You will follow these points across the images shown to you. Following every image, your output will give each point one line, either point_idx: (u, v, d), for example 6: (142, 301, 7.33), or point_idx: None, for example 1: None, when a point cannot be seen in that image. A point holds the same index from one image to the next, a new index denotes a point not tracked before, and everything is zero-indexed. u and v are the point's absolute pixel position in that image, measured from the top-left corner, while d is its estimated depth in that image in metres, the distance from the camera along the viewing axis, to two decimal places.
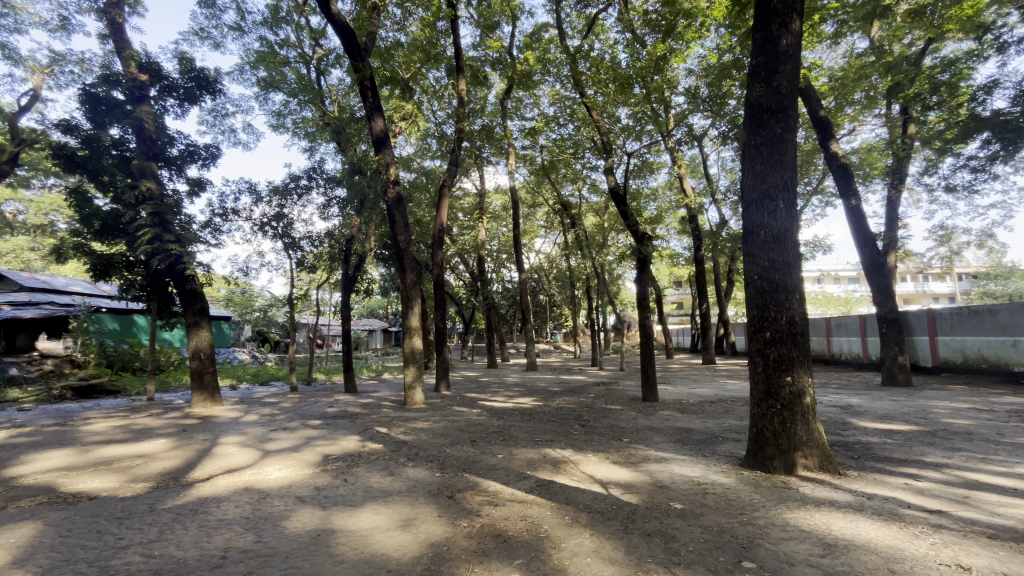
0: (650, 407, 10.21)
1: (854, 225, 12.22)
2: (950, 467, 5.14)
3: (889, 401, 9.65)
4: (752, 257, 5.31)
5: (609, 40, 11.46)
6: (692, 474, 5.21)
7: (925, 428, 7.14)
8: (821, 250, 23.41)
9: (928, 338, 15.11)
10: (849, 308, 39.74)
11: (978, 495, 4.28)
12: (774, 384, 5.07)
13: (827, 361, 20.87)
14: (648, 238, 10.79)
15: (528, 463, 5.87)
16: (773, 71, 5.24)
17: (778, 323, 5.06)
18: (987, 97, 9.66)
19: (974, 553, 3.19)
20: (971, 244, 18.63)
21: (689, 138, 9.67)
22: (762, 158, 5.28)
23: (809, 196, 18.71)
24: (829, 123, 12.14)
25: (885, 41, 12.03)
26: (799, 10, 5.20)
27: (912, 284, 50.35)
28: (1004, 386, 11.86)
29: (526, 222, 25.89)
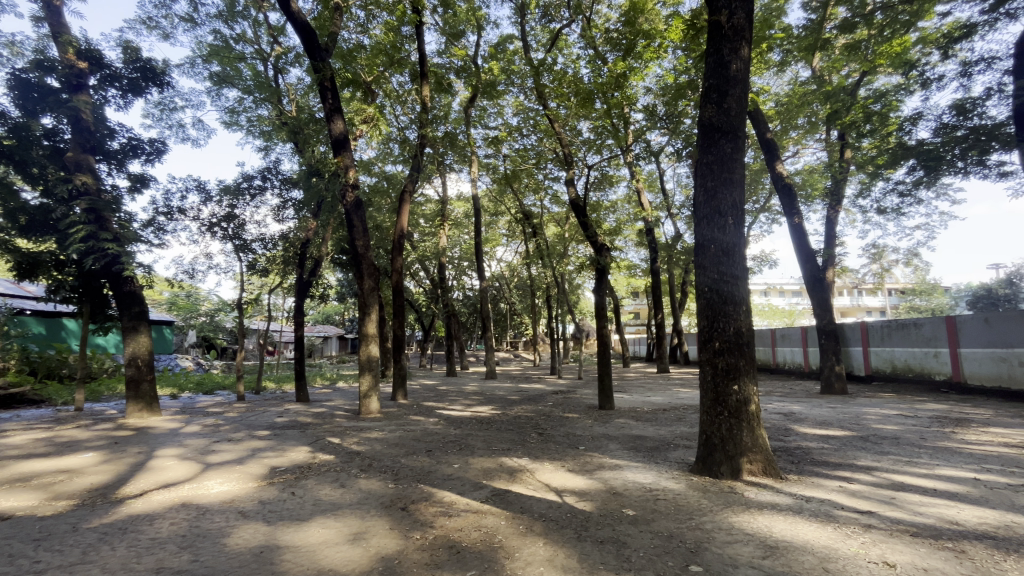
0: (606, 415, 10.39)
1: (797, 241, 12.96)
2: (879, 470, 5.50)
3: (827, 408, 10.24)
4: (703, 269, 5.53)
5: (572, 55, 11.70)
6: (645, 481, 5.33)
7: (859, 433, 7.62)
8: (767, 264, 24.65)
9: (861, 349, 16.18)
10: (792, 320, 42.01)
11: (903, 495, 4.59)
12: (721, 393, 5.28)
13: (772, 370, 21.94)
14: (607, 250, 11.04)
15: (484, 472, 5.83)
16: (724, 94, 5.52)
17: (725, 333, 5.28)
18: (913, 128, 10.51)
19: (900, 551, 3.41)
20: (899, 262, 20.12)
21: (647, 153, 9.98)
22: (713, 175, 5.53)
23: (756, 213, 19.69)
24: (775, 145, 12.86)
25: (825, 72, 12.91)
26: (748, 38, 5.51)
27: (848, 298, 53.81)
28: (928, 394, 12.82)
29: (488, 230, 25.94)
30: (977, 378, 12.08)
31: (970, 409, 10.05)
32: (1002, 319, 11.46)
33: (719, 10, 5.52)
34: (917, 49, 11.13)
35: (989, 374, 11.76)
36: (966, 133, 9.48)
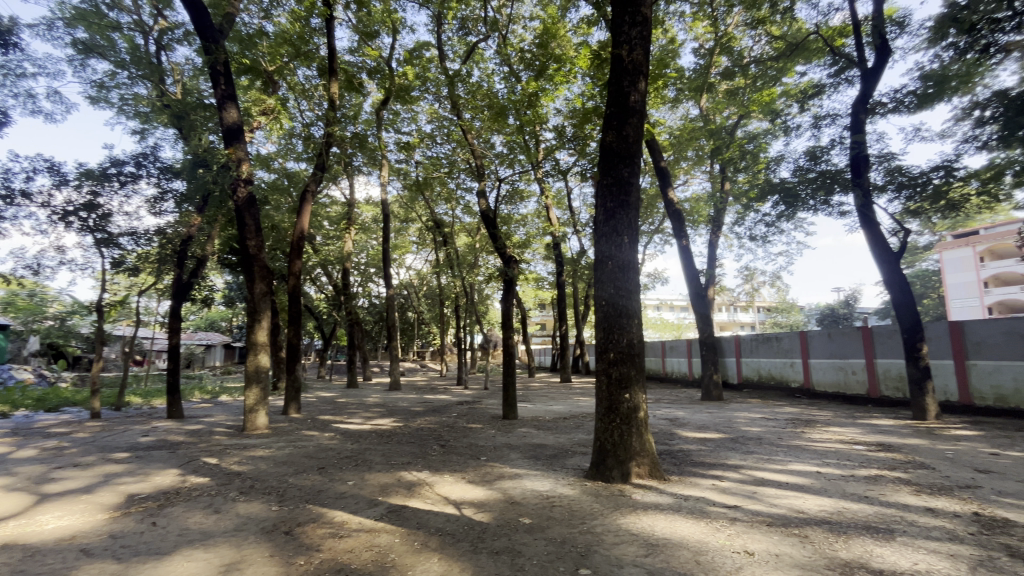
0: (509, 424, 10.52)
1: (684, 262, 14.27)
2: (745, 467, 6.18)
3: (706, 413, 11.31)
4: (601, 284, 5.86)
5: (487, 69, 11.89)
6: (542, 489, 5.45)
7: (730, 435, 8.52)
8: (660, 281, 26.80)
9: (735, 360, 18.16)
10: (679, 332, 46.01)
11: (763, 490, 5.19)
12: (614, 401, 5.60)
13: (662, 379, 23.78)
14: (515, 262, 11.25)
15: (381, 488, 5.59)
16: (623, 121, 5.94)
17: (619, 344, 5.63)
18: (777, 168, 12.14)
19: (757, 540, 3.84)
20: (766, 283, 22.96)
21: (556, 171, 10.40)
22: (612, 197, 5.91)
23: (651, 235, 21.36)
24: (668, 173, 14.11)
25: (711, 111, 14.45)
26: (646, 74, 5.99)
27: (726, 313, 60.22)
28: (785, 399, 14.71)
29: (397, 237, 25.26)
30: (822, 385, 14.10)
31: (816, 411, 11.72)
32: (841, 334, 13.53)
33: (620, 44, 5.97)
34: (782, 100, 12.89)
35: (831, 382, 13.80)
36: (816, 176, 11.14)
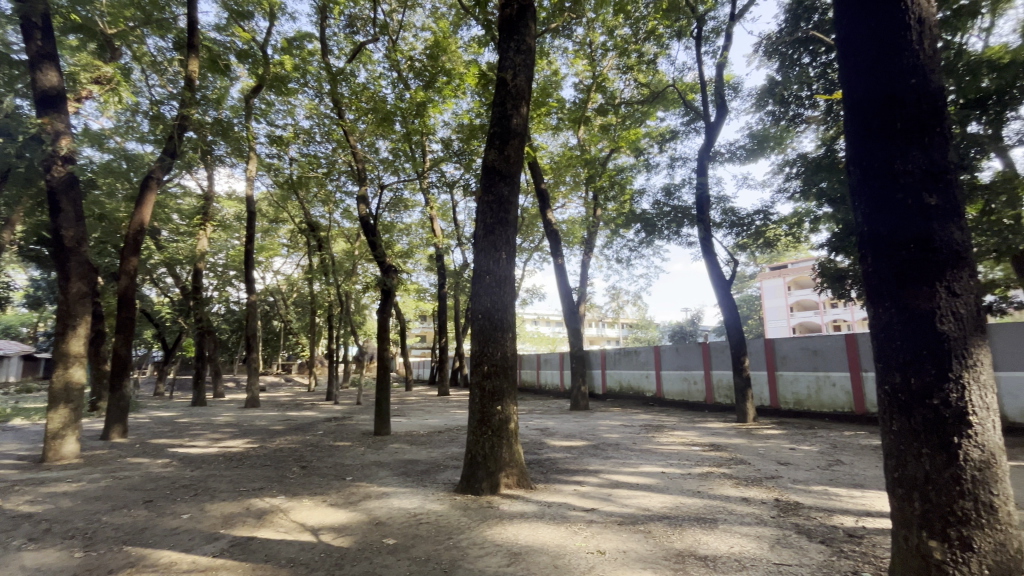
0: (381, 440, 10.09)
1: (559, 279, 15.17)
2: (603, 472, 6.70)
3: (573, 422, 12.06)
4: (478, 297, 5.95)
5: (374, 72, 11.53)
6: (410, 506, 5.30)
7: (593, 442, 9.18)
8: (537, 297, 28.04)
9: (600, 372, 19.69)
10: (554, 346, 48.51)
11: (616, 492, 5.66)
12: (486, 413, 5.70)
13: (537, 390, 24.81)
14: (394, 272, 10.91)
15: (225, 520, 4.96)
16: (505, 141, 6.16)
17: (493, 357, 5.76)
18: (640, 199, 13.60)
19: (609, 539, 4.17)
20: (629, 302, 25.32)
21: (442, 183, 10.39)
22: (492, 213, 6.06)
23: (531, 252, 22.33)
24: (547, 196, 14.96)
25: (587, 142, 15.69)
26: (528, 100, 6.32)
27: (595, 329, 64.99)
28: (641, 407, 16.32)
29: (265, 237, 22.98)
30: (670, 394, 15.92)
31: (665, 417, 13.16)
32: (686, 349, 15.46)
33: (506, 68, 6.22)
34: (646, 140, 14.48)
35: (678, 391, 15.62)
36: (671, 210, 12.68)
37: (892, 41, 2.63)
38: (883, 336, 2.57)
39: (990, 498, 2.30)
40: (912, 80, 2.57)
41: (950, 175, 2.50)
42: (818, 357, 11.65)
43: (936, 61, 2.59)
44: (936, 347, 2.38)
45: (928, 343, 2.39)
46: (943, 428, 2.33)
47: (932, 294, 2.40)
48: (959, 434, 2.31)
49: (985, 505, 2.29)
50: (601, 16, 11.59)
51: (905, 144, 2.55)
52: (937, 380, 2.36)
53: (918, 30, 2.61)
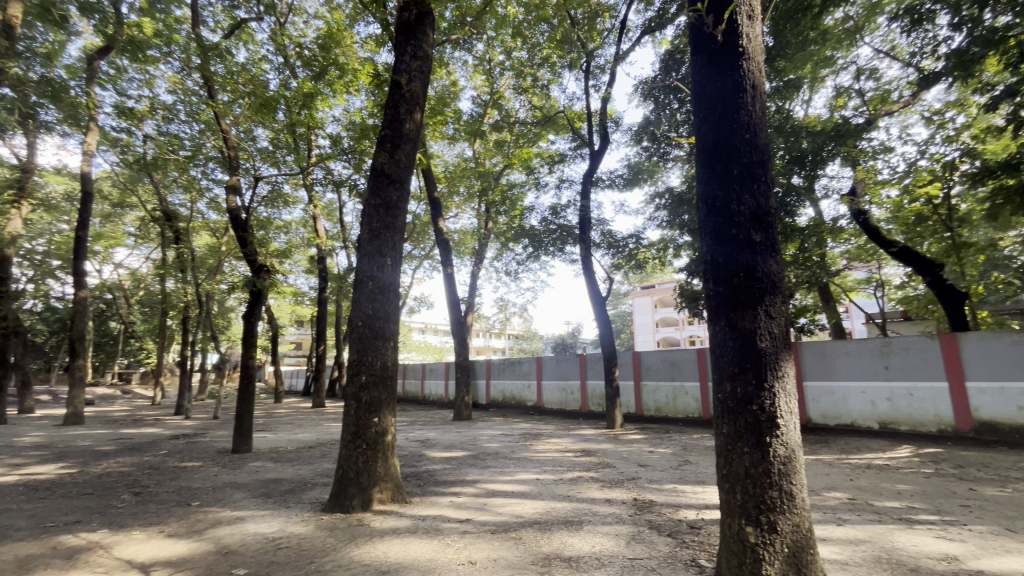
0: (240, 459, 9.07)
1: (448, 288, 15.13)
2: (480, 482, 6.76)
3: (455, 433, 12.00)
4: (359, 304, 5.69)
5: (255, 53, 10.54)
6: (268, 531, 4.82)
7: (472, 452, 9.23)
8: (426, 305, 27.58)
9: (485, 382, 19.95)
10: (440, 356, 48.00)
11: (492, 501, 5.75)
12: (362, 426, 5.43)
13: (420, 401, 24.33)
14: (267, 273, 9.96)
15: (20, 564, 4.05)
16: (396, 145, 6.02)
17: (372, 366, 5.53)
18: (529, 215, 14.16)
19: (481, 548, 4.21)
20: (516, 314, 26.07)
21: (328, 180, 9.79)
22: (379, 218, 5.86)
23: (421, 260, 21.94)
24: (439, 204, 14.93)
25: (481, 156, 15.97)
26: (423, 107, 6.25)
27: (482, 339, 65.55)
28: (522, 416, 16.82)
29: (105, 223, 19.56)
30: (550, 403, 16.65)
31: (544, 426, 13.70)
32: (565, 360, 16.33)
33: (401, 71, 6.10)
34: (537, 160, 15.16)
35: (556, 400, 16.40)
36: (557, 228, 13.40)
37: (731, 101, 3.11)
38: (718, 351, 2.98)
39: (790, 487, 2.75)
40: (746, 135, 3.06)
41: (771, 218, 3.00)
42: (676, 369, 13.09)
43: (764, 121, 3.10)
44: (756, 361, 2.82)
45: (750, 357, 2.83)
46: (759, 429, 2.77)
47: (755, 316, 2.85)
48: (770, 434, 2.76)
49: (787, 493, 2.74)
50: (501, 37, 11.97)
51: (740, 188, 3.01)
52: (756, 389, 2.80)
53: (752, 93, 3.10)
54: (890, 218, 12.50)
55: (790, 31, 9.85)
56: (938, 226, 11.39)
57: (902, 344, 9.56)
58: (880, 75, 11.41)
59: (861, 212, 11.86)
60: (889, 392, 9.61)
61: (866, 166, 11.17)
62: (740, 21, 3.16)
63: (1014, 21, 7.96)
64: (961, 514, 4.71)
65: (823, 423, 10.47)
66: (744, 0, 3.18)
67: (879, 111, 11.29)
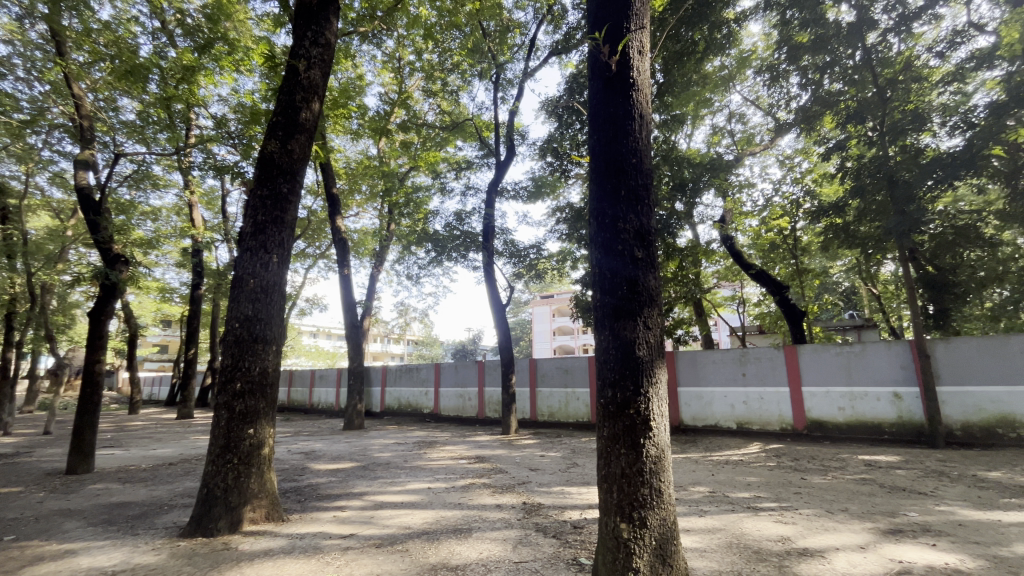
0: (77, 481, 7.71)
1: (344, 290, 14.35)
2: (367, 494, 6.46)
3: (344, 443, 11.37)
4: (236, 304, 5.17)
5: (123, 12, 9.18)
6: (108, 564, 4.14)
7: (362, 463, 8.81)
8: (318, 307, 25.84)
9: (380, 389, 19.20)
10: (333, 361, 45.25)
11: (379, 513, 5.52)
12: (234, 438, 4.92)
13: (308, 409, 22.70)
14: (125, 265, 8.58)
15: None
16: (289, 134, 5.58)
17: (249, 373, 5.04)
18: (433, 220, 14.00)
19: (363, 564, 4.01)
20: (416, 319, 25.48)
21: (207, 165, 8.80)
22: (265, 210, 5.39)
23: (316, 259, 20.54)
24: (338, 201, 14.17)
25: (386, 155, 15.45)
26: (321, 97, 5.87)
27: (380, 345, 62.98)
28: (417, 423, 16.42)
29: None
30: (447, 410, 16.50)
31: (440, 433, 13.52)
32: (463, 366, 16.30)
33: (299, 56, 5.69)
34: (444, 165, 15.04)
35: (453, 407, 16.30)
36: (460, 234, 13.39)
37: (622, 127, 3.36)
38: (602, 359, 3.19)
39: (660, 484, 2.99)
40: (633, 160, 3.32)
41: (652, 236, 3.27)
42: (569, 376, 13.71)
43: (649, 148, 3.39)
44: (635, 368, 3.05)
45: (629, 364, 3.05)
46: (635, 431, 2.98)
47: (635, 327, 3.09)
48: (643, 436, 2.98)
49: (657, 490, 2.98)
50: (412, 37, 11.72)
51: (626, 207, 3.26)
52: (633, 394, 3.02)
53: (640, 122, 3.38)
54: (751, 244, 14.36)
55: (677, 72, 10.94)
56: (786, 253, 13.33)
57: (756, 354, 10.99)
58: (747, 120, 13.14)
59: (729, 238, 13.47)
60: (746, 396, 10.98)
61: (733, 197, 12.75)
62: (632, 55, 3.44)
63: (844, 88, 9.63)
64: (794, 500, 5.50)
65: (693, 425, 11.61)
66: (636, 36, 3.47)
67: (745, 151, 12.97)
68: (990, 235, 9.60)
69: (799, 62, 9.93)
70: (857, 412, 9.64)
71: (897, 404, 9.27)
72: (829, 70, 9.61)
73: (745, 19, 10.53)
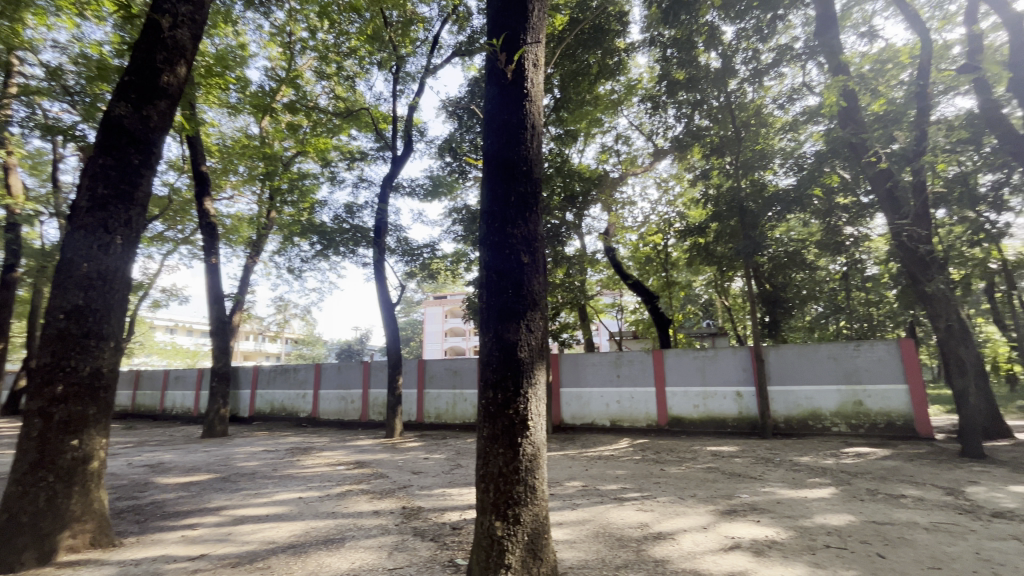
0: None
1: (209, 281, 12.79)
2: (226, 508, 5.81)
3: (200, 453, 10.12)
4: (62, 291, 4.34)
5: None
6: None
7: (221, 473, 7.90)
8: (176, 299, 22.65)
9: (250, 392, 17.48)
10: (193, 361, 40.04)
11: (238, 529, 5.00)
12: (49, 452, 4.10)
13: (158, 416, 19.83)
14: None
15: None
16: (145, 98, 4.82)
17: (75, 374, 4.25)
18: (320, 210, 13.11)
19: None
20: (297, 316, 23.61)
21: (32, 122, 7.29)
22: (107, 183, 4.60)
23: (176, 244, 18.01)
24: (208, 181, 12.67)
25: (269, 135, 14.14)
26: (189, 59, 5.15)
27: (252, 343, 57.16)
28: (291, 428, 15.20)
29: None
30: (325, 414, 15.53)
31: (316, 438, 12.65)
32: (347, 368, 15.48)
33: (162, 10, 4.92)
34: (336, 153, 14.18)
35: (333, 410, 15.39)
36: (350, 228, 12.72)
37: (516, 134, 3.46)
38: (485, 360, 3.24)
39: (533, 481, 3.11)
40: (523, 167, 3.43)
41: (538, 243, 3.40)
42: (457, 377, 13.72)
43: (540, 158, 3.53)
44: (515, 369, 3.15)
45: (511, 365, 3.15)
46: (513, 431, 3.08)
47: (518, 328, 3.18)
48: (521, 435, 3.09)
49: (531, 487, 3.09)
50: (305, 12, 10.87)
51: (515, 213, 3.35)
52: (513, 395, 3.11)
53: (531, 132, 3.51)
54: (630, 257, 15.71)
55: (572, 90, 11.54)
56: (658, 267, 14.79)
57: (629, 357, 12.01)
58: (631, 143, 14.34)
59: (610, 250, 14.55)
60: (619, 395, 11.92)
61: (617, 213, 13.83)
62: (527, 66, 3.56)
63: (710, 125, 10.95)
64: (653, 489, 6.10)
65: (571, 423, 12.30)
66: (532, 49, 3.59)
67: (628, 170, 14.14)
68: (811, 262, 11.59)
69: (676, 96, 11.01)
70: (708, 409, 10.99)
71: (739, 402, 10.74)
72: (699, 107, 10.85)
73: (634, 50, 11.52)
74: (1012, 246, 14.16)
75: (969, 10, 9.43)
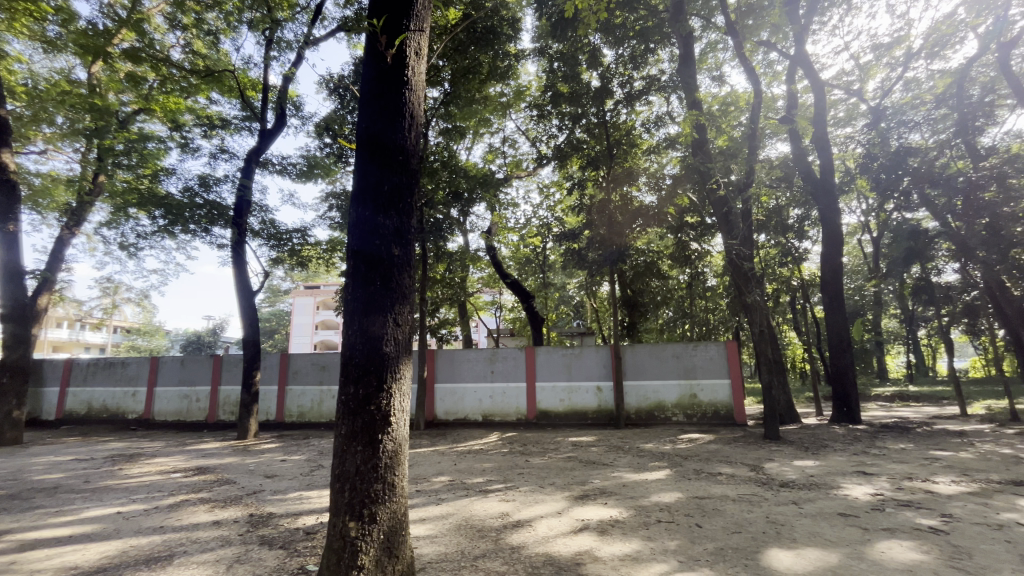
0: None
1: (3, 253, 10.28)
2: (11, 532, 4.74)
3: None
4: None
5: None
6: None
7: (8, 490, 6.41)
8: None
9: (58, 390, 14.47)
10: None
11: (27, 556, 4.11)
12: None
13: None
14: None
15: None
16: None
17: None
18: (166, 179, 11.30)
19: None
20: (130, 301, 20.12)
21: None
22: None
23: None
24: (8, 130, 10.21)
25: (100, 84, 11.84)
26: None
27: (67, 331, 47.39)
28: (114, 433, 12.94)
29: None
30: (161, 414, 13.49)
31: (147, 443, 10.92)
32: (192, 362, 13.61)
33: None
34: (190, 116, 12.37)
35: (172, 410, 13.44)
36: (203, 203, 11.15)
37: (393, 121, 3.35)
38: (347, 353, 3.09)
39: (393, 478, 3.04)
40: (399, 157, 3.33)
41: (410, 236, 3.34)
42: (324, 372, 12.88)
43: (417, 149, 3.46)
44: (379, 364, 3.05)
45: (374, 360, 3.04)
46: (373, 428, 2.98)
47: (384, 323, 3.08)
48: (382, 432, 3.00)
49: (389, 485, 3.02)
50: None
51: (387, 204, 3.25)
52: (375, 391, 3.02)
53: (410, 121, 3.42)
54: (511, 257, 16.35)
55: (462, 86, 11.49)
56: (536, 268, 15.47)
57: (504, 354, 12.38)
58: (517, 146, 14.81)
59: (491, 249, 14.86)
60: (491, 391, 12.23)
61: (500, 213, 14.16)
62: (408, 53, 3.47)
63: (587, 139, 11.74)
64: (516, 480, 6.39)
65: (444, 418, 12.29)
66: (414, 37, 3.51)
67: (513, 173, 14.56)
68: (664, 272, 13.09)
69: (560, 108, 11.58)
70: (572, 403, 11.80)
71: (599, 395, 11.73)
72: (579, 121, 11.58)
73: (523, 57, 11.92)
74: (809, 269, 17.52)
75: (791, 71, 11.42)
